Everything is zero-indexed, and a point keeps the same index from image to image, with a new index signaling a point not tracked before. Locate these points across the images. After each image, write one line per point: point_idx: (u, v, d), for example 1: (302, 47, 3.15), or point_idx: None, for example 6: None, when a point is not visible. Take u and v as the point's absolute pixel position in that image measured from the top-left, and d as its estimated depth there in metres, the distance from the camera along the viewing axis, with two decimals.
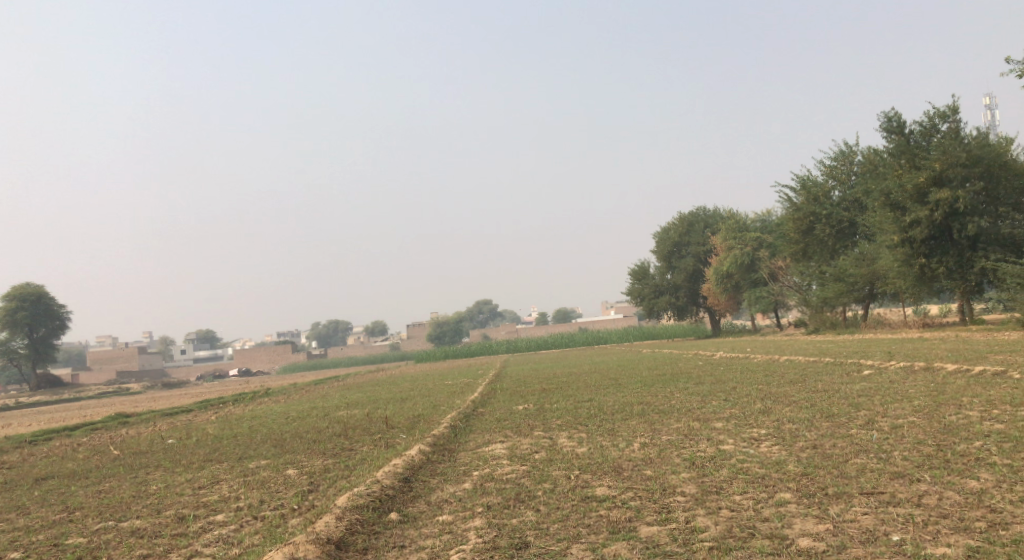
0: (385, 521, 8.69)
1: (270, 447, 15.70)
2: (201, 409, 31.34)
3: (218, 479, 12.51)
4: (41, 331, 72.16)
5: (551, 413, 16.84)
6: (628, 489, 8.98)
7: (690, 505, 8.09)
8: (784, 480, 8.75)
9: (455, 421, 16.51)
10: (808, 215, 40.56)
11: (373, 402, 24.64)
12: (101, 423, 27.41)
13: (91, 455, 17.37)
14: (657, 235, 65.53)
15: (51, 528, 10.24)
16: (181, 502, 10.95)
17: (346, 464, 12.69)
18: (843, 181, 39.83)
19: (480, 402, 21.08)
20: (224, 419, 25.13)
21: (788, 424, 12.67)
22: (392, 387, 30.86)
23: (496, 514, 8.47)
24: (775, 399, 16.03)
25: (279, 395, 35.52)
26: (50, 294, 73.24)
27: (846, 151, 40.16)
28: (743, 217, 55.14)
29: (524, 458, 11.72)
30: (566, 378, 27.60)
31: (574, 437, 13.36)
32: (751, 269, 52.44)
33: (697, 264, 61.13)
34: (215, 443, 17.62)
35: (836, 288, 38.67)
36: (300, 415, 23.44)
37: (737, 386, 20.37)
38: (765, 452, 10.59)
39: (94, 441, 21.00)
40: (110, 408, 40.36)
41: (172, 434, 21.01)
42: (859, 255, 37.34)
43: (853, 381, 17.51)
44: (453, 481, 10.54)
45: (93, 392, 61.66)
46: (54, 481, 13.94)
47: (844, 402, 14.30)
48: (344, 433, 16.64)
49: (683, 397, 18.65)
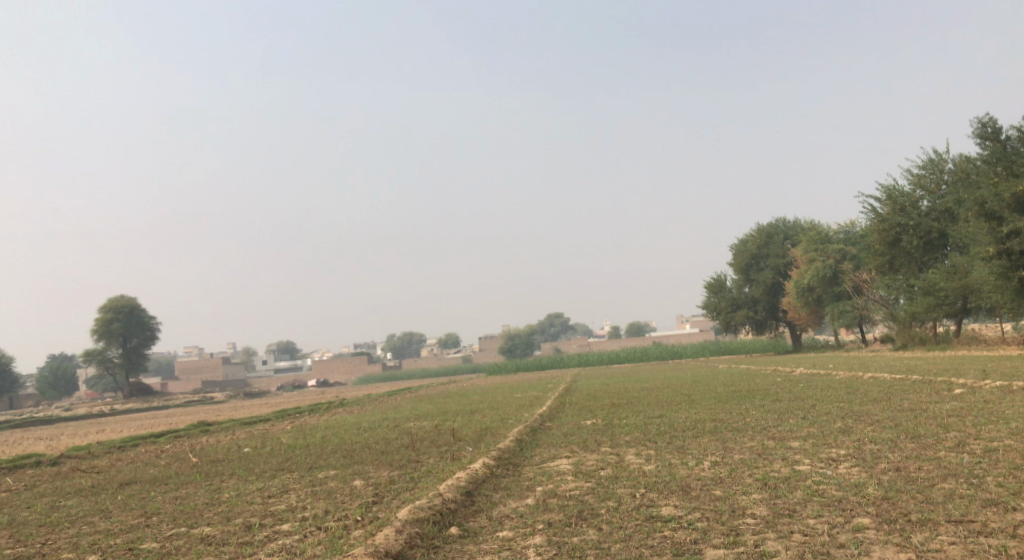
0: (445, 535, 8.58)
1: (339, 458, 15.83)
2: (278, 418, 32.02)
3: (288, 488, 12.64)
4: (134, 341, 75.07)
5: (620, 429, 16.52)
6: (695, 510, 8.64)
7: (760, 528, 7.71)
8: (864, 504, 8.29)
9: (522, 435, 16.34)
10: (894, 226, 39.01)
11: (444, 414, 24.71)
12: (183, 430, 28.27)
13: (171, 461, 17.87)
14: (734, 248, 64.18)
15: (126, 533, 10.48)
16: (250, 510, 11.08)
17: (412, 476, 12.66)
18: (932, 191, 38.21)
19: (549, 417, 20.89)
20: (298, 429, 25.58)
21: (870, 445, 12.06)
22: (463, 399, 30.89)
23: (557, 532, 8.26)
24: (856, 418, 15.32)
25: (353, 406, 36.07)
26: (142, 305, 76.06)
27: (935, 158, 38.55)
28: (825, 228, 53.51)
29: (590, 474, 11.47)
30: (638, 394, 27.16)
31: (642, 454, 13.04)
32: (834, 282, 50.77)
33: (776, 277, 59.58)
34: (288, 453, 17.91)
35: (925, 302, 37.03)
36: (372, 426, 23.66)
37: (816, 403, 19.60)
38: (843, 474, 10.10)
39: (175, 449, 21.62)
40: (194, 416, 41.73)
41: (247, 443, 21.44)
42: (950, 268, 35.69)
43: (941, 400, 16.62)
44: (517, 496, 10.37)
45: (180, 400, 64.03)
46: (135, 486, 14.33)
47: (932, 423, 13.56)
48: (412, 445, 16.67)
49: (758, 415, 18.06)
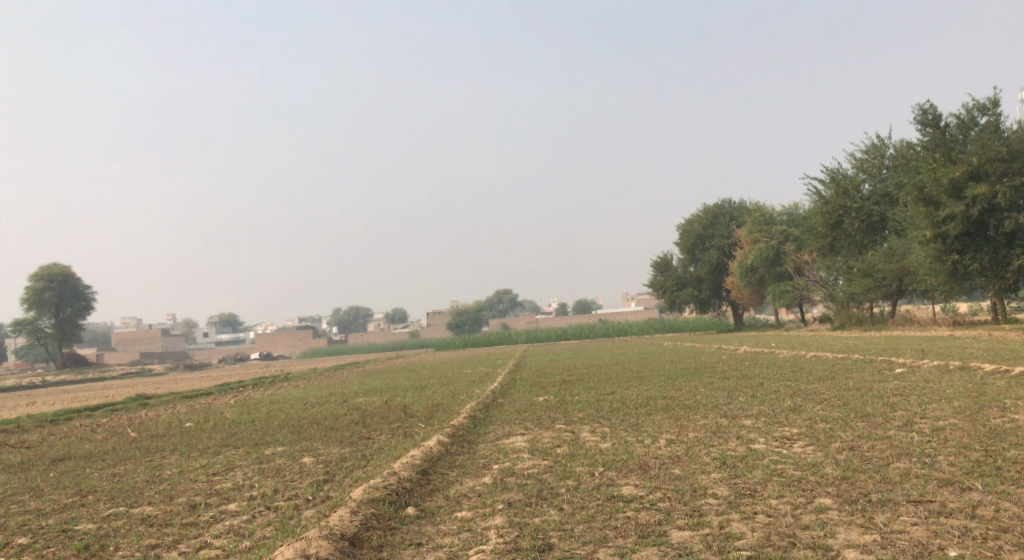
0: (402, 516, 8.34)
1: (286, 433, 15.40)
2: (221, 392, 31.30)
3: (233, 466, 12.21)
4: (67, 311, 72.82)
5: (573, 406, 16.44)
6: (656, 489, 8.55)
7: (723, 509, 7.66)
8: (823, 484, 8.29)
9: (474, 412, 16.12)
10: (836, 209, 39.69)
11: (393, 390, 24.40)
12: (121, 403, 27.42)
13: (109, 436, 17.20)
14: (680, 227, 64.72)
15: (61, 513, 9.96)
16: (194, 489, 10.64)
17: (363, 453, 12.34)
18: (874, 174, 38.93)
19: (500, 393, 20.72)
20: (242, 403, 24.96)
21: (822, 424, 12.15)
22: (411, 374, 30.57)
23: (517, 513, 8.07)
24: (805, 396, 15.48)
25: (298, 380, 35.39)
26: (76, 274, 73.72)
27: (878, 144, 39.27)
28: (769, 210, 54.28)
29: (546, 452, 11.32)
30: (587, 370, 27.21)
31: (597, 432, 12.92)
32: (776, 263, 51.59)
33: (721, 257, 60.33)
34: (232, 428, 17.37)
35: (863, 284, 37.83)
36: (319, 400, 23.20)
37: (764, 382, 19.81)
38: (799, 453, 10.12)
39: (113, 423, 20.86)
40: (132, 389, 40.58)
41: (189, 418, 20.79)
42: (888, 251, 36.50)
43: (886, 379, 16.90)
44: (473, 474, 10.16)
45: (117, 373, 62.24)
46: (69, 463, 13.71)
47: (880, 402, 13.74)
48: (362, 421, 16.32)
49: (708, 392, 18.17)
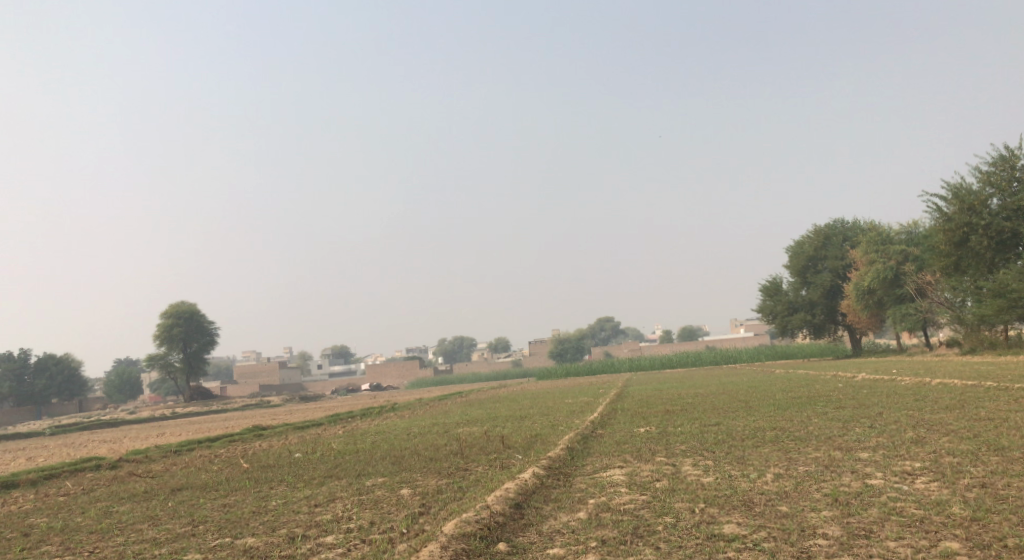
0: (493, 552, 8.13)
1: (388, 464, 15.51)
2: (330, 423, 32.02)
3: (334, 497, 12.32)
4: (193, 345, 76.48)
5: (675, 437, 15.88)
6: (761, 528, 8.05)
7: (834, 551, 7.12)
8: (950, 526, 7.59)
9: (573, 443, 15.79)
10: (961, 226, 37.47)
11: (494, 420, 24.30)
12: (238, 435, 28.45)
13: (224, 466, 17.79)
14: (790, 250, 62.50)
15: (171, 543, 10.25)
16: (295, 521, 10.76)
17: (460, 486, 12.20)
18: (1002, 189, 36.52)
19: (600, 424, 20.25)
20: (349, 434, 25.43)
21: (949, 458, 11.23)
22: (514, 405, 30.47)
23: (612, 551, 7.75)
24: (930, 427, 14.40)
25: (404, 411, 35.88)
26: (201, 311, 77.27)
27: (1006, 155, 36.79)
28: (885, 228, 51.71)
29: (645, 487, 10.89)
30: (693, 400, 26.37)
31: (700, 465, 12.38)
32: (896, 284, 49.02)
33: (835, 280, 57.81)
34: (337, 459, 17.62)
35: (995, 305, 35.39)
36: (421, 431, 23.34)
37: (883, 411, 18.64)
38: (922, 490, 9.35)
39: (228, 453, 21.61)
40: (249, 420, 42.14)
41: (298, 448, 21.31)
42: (1022, 269, 34.01)
43: (1021, 409, 15.56)
44: (568, 509, 9.87)
45: (237, 404, 64.89)
46: (186, 493, 14.19)
47: (1015, 435, 12.61)
48: (461, 452, 16.25)
49: (821, 423, 17.21)
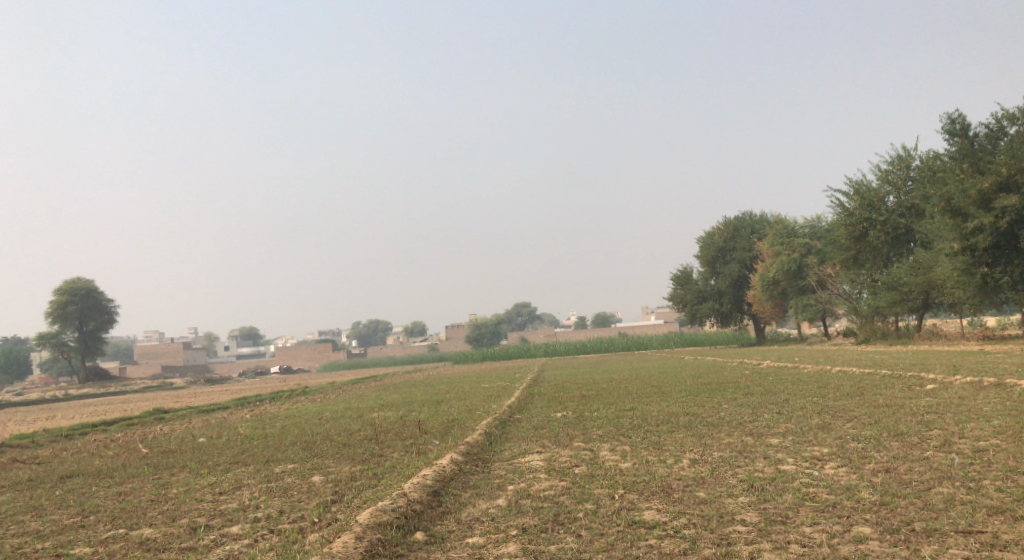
0: (410, 542, 7.87)
1: (299, 450, 15.00)
2: (237, 406, 30.88)
3: (241, 484, 11.78)
4: (90, 325, 72.95)
5: (592, 423, 15.92)
6: (680, 515, 8.03)
7: (753, 538, 7.17)
8: (861, 511, 7.76)
9: (490, 428, 15.62)
10: (861, 221, 38.94)
11: (409, 404, 23.96)
12: (138, 418, 27.14)
13: (121, 452, 16.87)
14: (701, 240, 63.97)
15: (60, 534, 9.58)
16: (198, 509, 10.22)
17: (375, 472, 11.88)
18: (898, 187, 38.18)
19: (517, 408, 20.20)
20: (258, 418, 24.60)
21: (854, 443, 11.56)
22: (429, 389, 30.09)
23: (532, 539, 7.60)
24: (834, 414, 14.83)
25: (315, 394, 35.07)
26: (99, 288, 73.88)
27: (903, 155, 38.46)
28: (790, 222, 53.43)
29: (564, 472, 10.81)
30: (607, 385, 26.61)
31: (617, 451, 12.38)
32: (798, 276, 50.73)
33: (742, 270, 59.54)
34: (243, 444, 16.95)
35: (888, 298, 37.01)
36: (334, 416, 22.78)
37: (790, 398, 19.17)
38: (832, 475, 9.56)
39: (127, 438, 20.56)
40: (150, 403, 40.40)
41: (202, 433, 20.45)
42: (914, 263, 35.65)
43: (918, 396, 16.22)
44: (487, 496, 9.70)
45: (138, 386, 62.31)
46: (77, 480, 13.36)
47: (913, 420, 13.11)
48: (375, 437, 15.87)
49: (733, 409, 17.56)
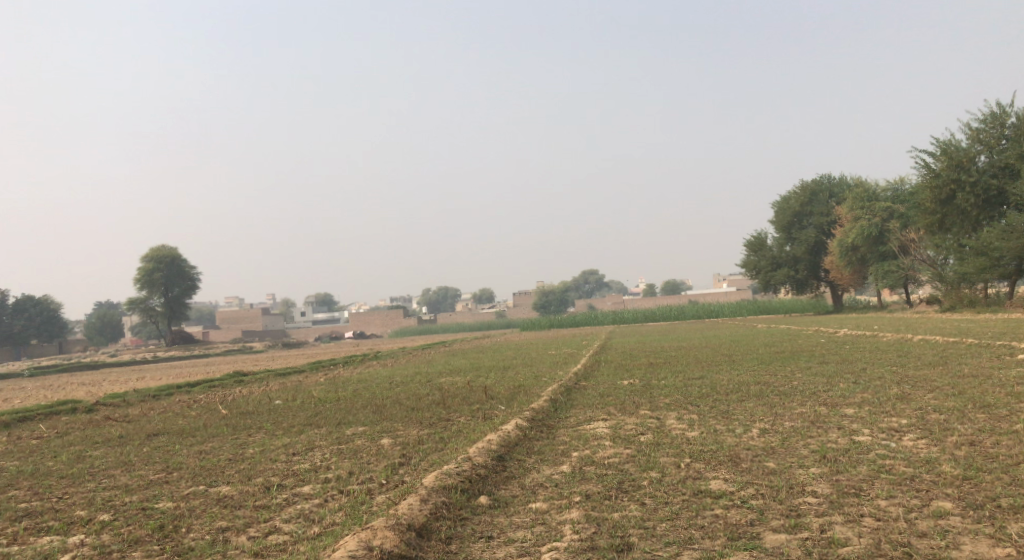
0: (475, 506, 7.93)
1: (369, 413, 15.26)
2: (312, 370, 31.68)
3: (313, 446, 12.06)
4: (175, 290, 75.71)
5: (660, 390, 15.75)
6: (749, 485, 7.86)
7: (825, 510, 6.97)
8: (941, 485, 7.45)
9: (557, 395, 15.59)
10: (949, 183, 37.19)
11: (477, 370, 24.20)
12: (217, 380, 28.11)
13: (202, 412, 17.50)
14: (776, 205, 62.27)
15: (144, 490, 9.98)
16: (272, 469, 10.50)
17: (442, 436, 11.99)
18: (991, 146, 36.28)
19: (584, 375, 20.15)
20: (331, 381, 25.19)
21: (935, 415, 11.11)
22: (497, 355, 30.28)
23: (596, 506, 7.56)
24: (914, 384, 14.31)
25: (387, 359, 35.75)
26: (183, 255, 76.47)
27: (996, 112, 36.51)
28: (871, 185, 51.51)
29: (629, 440, 10.70)
30: (675, 353, 26.35)
31: (685, 419, 12.20)
32: (879, 241, 48.99)
33: (819, 236, 57.85)
34: (317, 406, 17.37)
35: (977, 263, 35.40)
36: (404, 380, 23.17)
37: (866, 367, 18.59)
38: (909, 447, 9.23)
39: (208, 399, 21.34)
40: (230, 366, 41.82)
41: (278, 395, 21.05)
42: (1006, 227, 33.94)
43: (1003, 366, 15.51)
44: (551, 462, 9.68)
45: (220, 349, 64.54)
46: (162, 439, 13.91)
47: (999, 392, 12.54)
48: (444, 402, 16.05)
49: (805, 378, 17.14)
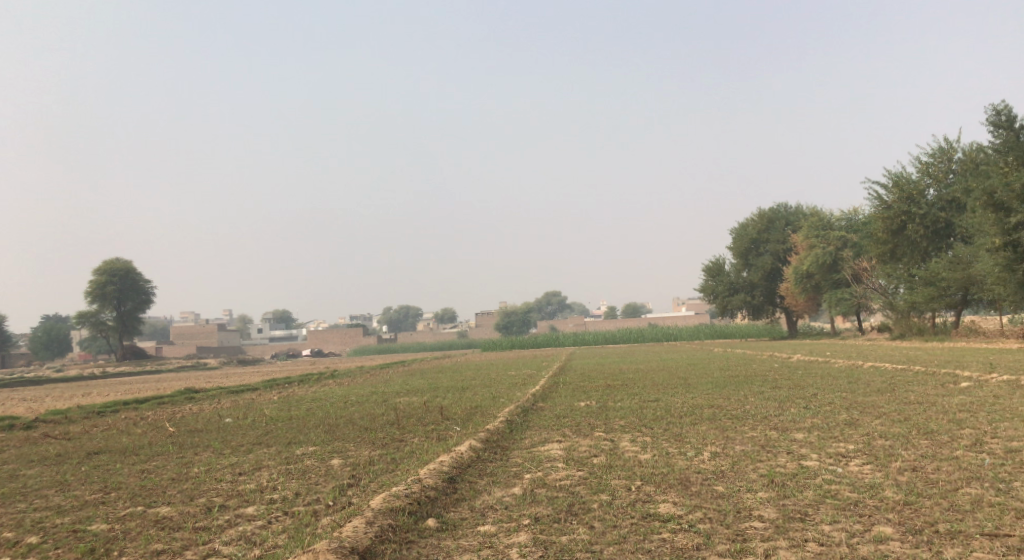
0: (422, 529, 7.83)
1: (321, 433, 15.04)
2: (266, 388, 31.14)
3: (260, 465, 11.84)
4: (128, 304, 74.16)
5: (615, 413, 15.76)
6: (697, 509, 7.89)
7: (770, 535, 7.00)
8: (883, 510, 7.55)
9: (513, 416, 15.53)
10: (899, 214, 38.10)
11: (434, 390, 24.00)
12: (167, 397, 27.53)
13: (148, 430, 17.07)
14: (734, 231, 63.18)
15: (79, 510, 9.68)
16: (216, 489, 10.27)
17: (393, 457, 11.86)
18: (940, 180, 37.31)
19: (540, 397, 20.10)
20: (284, 399, 24.81)
21: (881, 441, 11.30)
22: (455, 375, 30.10)
23: (544, 529, 7.51)
24: (862, 410, 14.52)
25: (343, 378, 35.31)
26: (137, 269, 75.07)
27: (945, 146, 37.59)
28: (826, 214, 52.55)
29: (581, 463, 10.69)
30: (633, 376, 26.43)
31: (638, 442, 12.24)
32: (833, 269, 49.93)
33: (775, 263, 58.81)
34: (267, 425, 17.07)
35: (926, 293, 36.23)
36: (359, 400, 22.89)
37: (818, 392, 18.82)
38: (855, 472, 9.35)
39: (155, 416, 20.83)
40: (182, 382, 40.92)
41: (228, 413, 20.67)
42: (953, 258, 34.83)
43: (949, 393, 15.82)
44: (502, 484, 9.62)
45: (172, 366, 63.25)
46: (103, 457, 13.53)
47: (943, 418, 12.79)
48: (398, 422, 15.89)
49: (758, 403, 17.32)
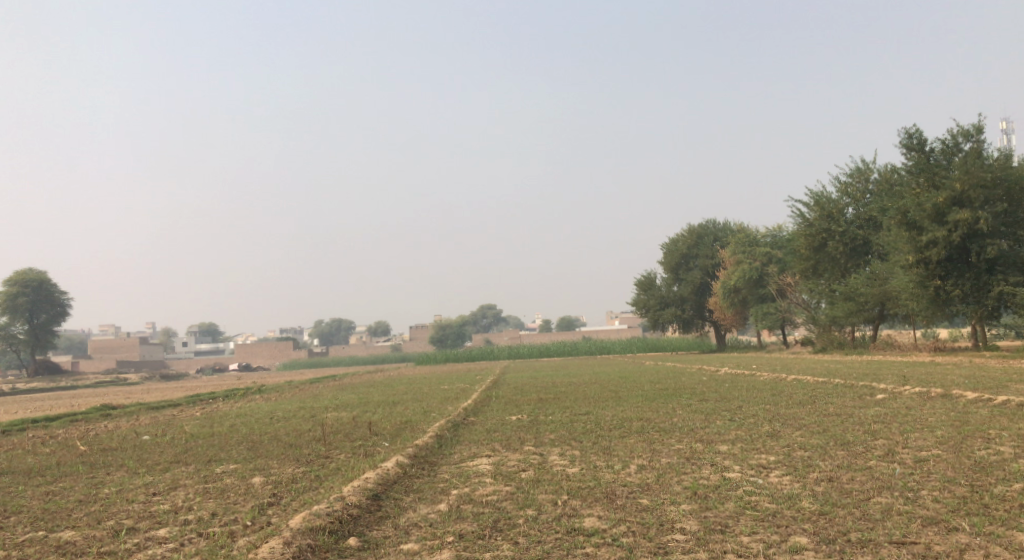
0: (342, 548, 7.67)
1: (244, 450, 14.64)
2: (188, 404, 30.19)
3: (177, 485, 11.45)
4: (42, 317, 71.26)
5: (545, 427, 15.77)
6: (621, 522, 7.93)
7: (690, 547, 7.09)
8: (799, 521, 7.71)
9: (442, 431, 15.40)
10: (820, 232, 39.33)
11: (364, 405, 23.65)
12: (82, 414, 26.44)
13: (58, 449, 16.35)
14: (665, 246, 64.28)
15: None
16: (128, 511, 9.89)
17: (318, 474, 11.63)
18: (857, 199, 38.70)
19: (471, 411, 19.98)
20: (208, 416, 24.11)
21: (801, 452, 11.58)
22: (386, 390, 29.71)
23: (467, 547, 7.44)
24: (783, 422, 14.86)
25: (271, 393, 34.47)
26: (52, 280, 72.27)
27: (862, 167, 39.03)
28: (752, 231, 53.90)
29: (509, 477, 10.66)
30: (564, 389, 26.51)
31: (566, 455, 12.27)
32: (759, 284, 51.21)
33: (704, 278, 60.03)
34: (187, 443, 16.53)
35: (846, 308, 37.45)
36: (286, 415, 22.38)
37: (743, 405, 19.19)
38: (775, 483, 9.54)
39: (68, 435, 19.94)
40: (99, 398, 39.35)
41: (147, 430, 19.94)
42: (871, 275, 36.12)
43: (865, 405, 16.32)
44: (428, 500, 9.52)
45: (89, 381, 60.85)
46: (7, 478, 12.90)
47: (859, 430, 13.19)
48: (324, 438, 15.60)
49: (685, 415, 17.58)
